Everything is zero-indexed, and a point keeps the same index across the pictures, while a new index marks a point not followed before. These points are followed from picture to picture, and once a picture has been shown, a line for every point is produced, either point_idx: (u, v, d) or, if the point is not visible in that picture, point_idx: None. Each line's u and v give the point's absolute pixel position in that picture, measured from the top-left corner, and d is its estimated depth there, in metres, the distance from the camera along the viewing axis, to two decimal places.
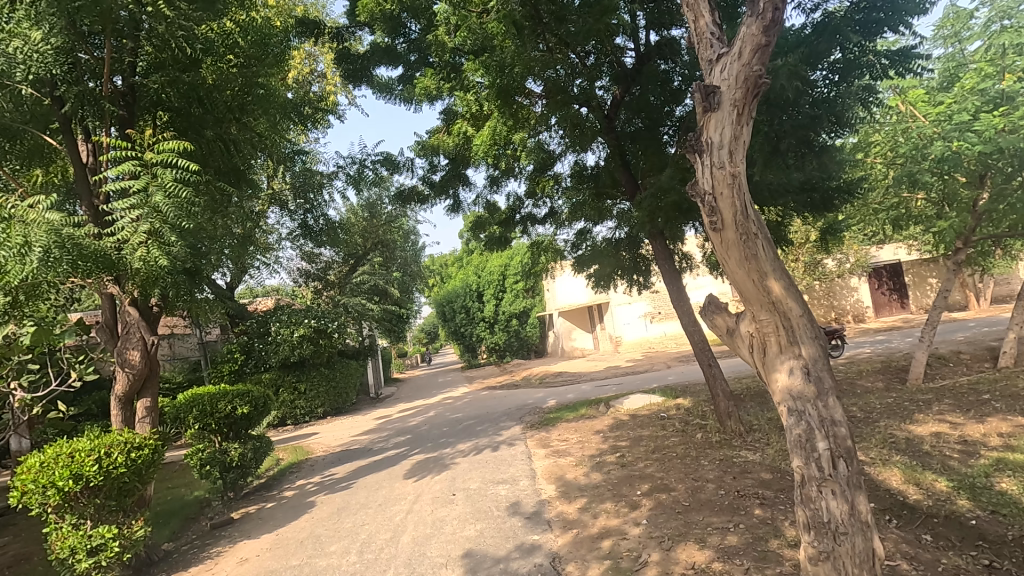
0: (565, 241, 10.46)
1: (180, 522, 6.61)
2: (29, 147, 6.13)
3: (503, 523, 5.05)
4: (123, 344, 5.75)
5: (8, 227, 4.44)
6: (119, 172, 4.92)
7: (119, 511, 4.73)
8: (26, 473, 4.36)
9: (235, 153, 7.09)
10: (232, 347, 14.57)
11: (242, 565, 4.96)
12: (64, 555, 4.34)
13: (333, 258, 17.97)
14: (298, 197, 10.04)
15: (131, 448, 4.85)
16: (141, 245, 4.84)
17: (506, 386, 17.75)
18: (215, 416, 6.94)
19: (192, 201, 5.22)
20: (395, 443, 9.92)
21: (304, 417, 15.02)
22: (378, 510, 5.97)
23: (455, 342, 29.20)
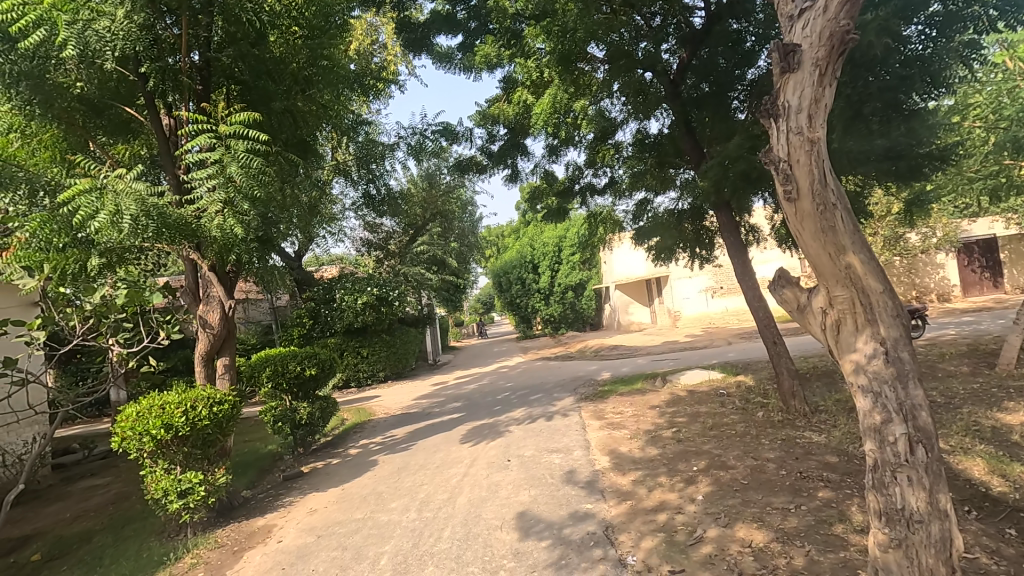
0: (625, 213, 10.22)
1: (257, 471, 7.15)
2: (116, 122, 6.50)
3: (556, 491, 5.13)
4: (205, 307, 6.18)
5: (100, 196, 4.82)
6: (196, 144, 5.19)
7: (204, 458, 5.16)
8: (124, 421, 4.82)
9: (301, 125, 7.30)
10: (301, 312, 15.50)
11: (312, 515, 5.31)
12: (158, 495, 4.82)
13: (394, 228, 18.27)
14: (361, 168, 10.08)
15: (213, 402, 5.23)
16: (219, 214, 5.14)
17: (560, 357, 17.82)
18: (287, 375, 7.40)
19: (263, 172, 5.47)
20: (451, 409, 10.22)
21: (367, 380, 15.68)
22: (436, 471, 6.21)
23: (511, 312, 29.49)
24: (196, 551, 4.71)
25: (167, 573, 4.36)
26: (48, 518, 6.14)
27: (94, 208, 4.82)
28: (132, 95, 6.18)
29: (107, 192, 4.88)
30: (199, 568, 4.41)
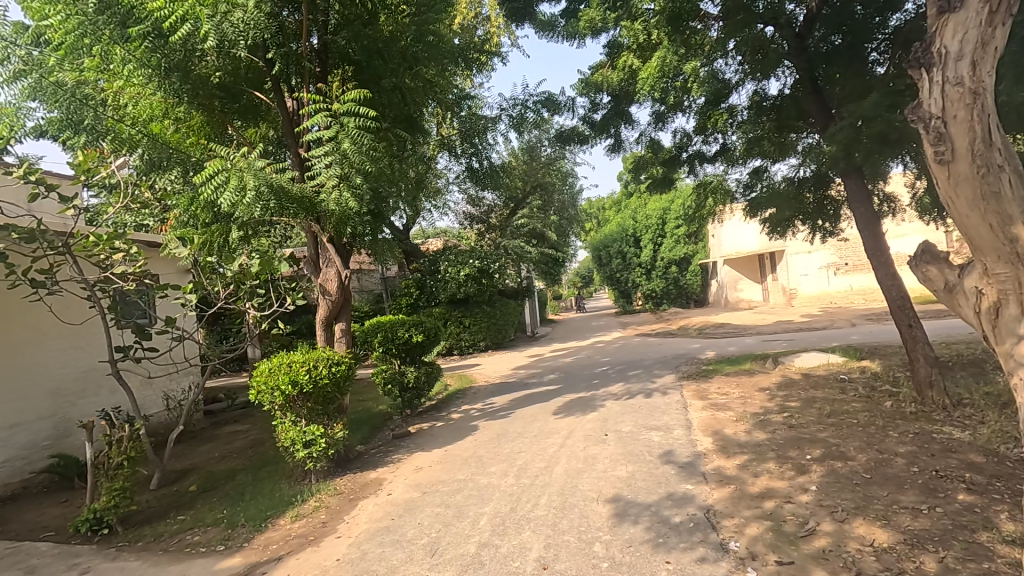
0: (737, 181, 9.56)
1: (369, 428, 7.75)
2: (248, 105, 7.02)
3: (655, 469, 5.04)
4: (324, 275, 6.75)
5: (231, 175, 5.40)
6: (314, 123, 5.57)
7: (325, 414, 5.66)
8: (260, 376, 5.44)
9: (409, 101, 7.52)
10: (408, 282, 16.38)
11: (418, 473, 5.66)
12: (288, 444, 5.38)
13: (495, 202, 18.58)
14: (464, 143, 10.27)
15: (332, 363, 5.72)
16: (335, 188, 5.50)
17: (661, 334, 17.26)
18: (396, 341, 7.89)
19: (374, 148, 5.78)
20: (549, 380, 10.35)
21: (468, 348, 16.29)
22: (534, 440, 6.34)
23: (611, 286, 29.02)
24: (319, 496, 5.23)
25: (296, 513, 4.89)
26: (201, 456, 7.12)
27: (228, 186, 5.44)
28: (259, 79, 6.66)
29: (234, 169, 5.44)
30: (321, 511, 4.89)
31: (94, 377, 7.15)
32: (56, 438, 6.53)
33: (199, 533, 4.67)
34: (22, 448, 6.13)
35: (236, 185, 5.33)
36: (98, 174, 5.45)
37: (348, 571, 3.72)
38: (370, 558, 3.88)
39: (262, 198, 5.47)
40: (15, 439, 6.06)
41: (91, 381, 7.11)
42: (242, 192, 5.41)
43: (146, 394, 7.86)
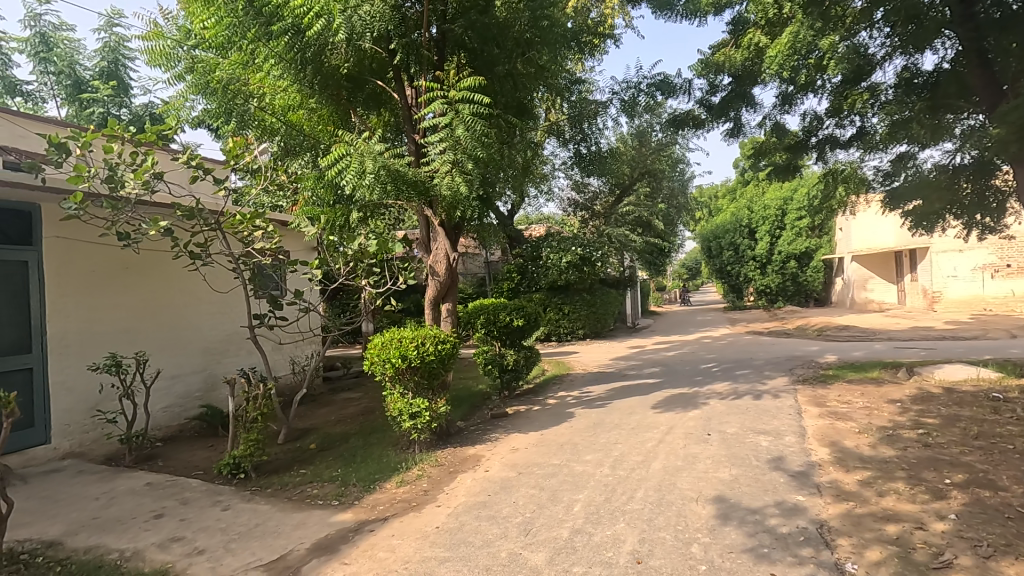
0: (875, 169, 8.57)
1: (469, 406, 8.03)
2: (370, 93, 7.42)
3: (762, 475, 4.75)
4: (433, 258, 7.01)
5: (353, 159, 5.77)
6: (431, 110, 5.81)
7: (430, 389, 5.96)
8: (373, 348, 5.83)
9: (520, 87, 7.58)
10: (511, 267, 16.69)
11: (514, 454, 5.79)
12: (395, 414, 5.75)
13: (601, 188, 18.36)
14: (573, 128, 10.23)
15: (438, 341, 5.96)
16: (447, 173, 5.79)
17: (774, 334, 16.10)
18: (497, 325, 8.06)
19: (486, 133, 5.92)
20: (649, 373, 10.08)
21: (567, 336, 16.24)
22: (631, 433, 6.23)
23: (719, 280, 27.50)
24: (422, 465, 5.54)
25: (401, 479, 5.23)
26: (320, 418, 7.81)
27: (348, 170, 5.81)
28: (382, 70, 7.05)
29: (355, 154, 5.81)
30: (423, 480, 5.18)
31: (236, 340, 8.09)
32: (205, 391, 7.49)
33: (317, 487, 5.15)
34: (179, 397, 7.10)
35: (356, 169, 5.69)
36: (244, 159, 6.10)
37: (446, 538, 3.92)
38: (467, 529, 4.05)
39: (381, 180, 5.83)
40: (174, 389, 7.04)
41: (233, 343, 8.04)
42: (362, 176, 5.77)
43: (277, 357, 8.78)
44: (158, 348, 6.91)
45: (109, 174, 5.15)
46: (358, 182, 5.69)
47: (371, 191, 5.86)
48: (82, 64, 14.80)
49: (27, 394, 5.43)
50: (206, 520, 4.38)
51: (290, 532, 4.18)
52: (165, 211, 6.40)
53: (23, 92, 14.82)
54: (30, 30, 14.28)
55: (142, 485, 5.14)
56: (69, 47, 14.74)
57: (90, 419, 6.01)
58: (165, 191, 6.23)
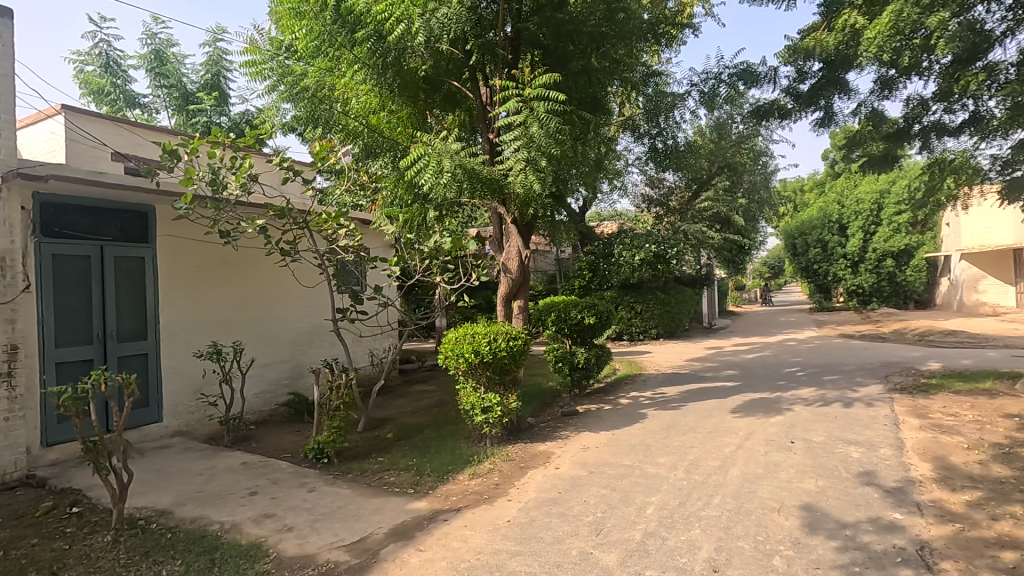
0: (991, 157, 7.74)
1: (540, 403, 8.05)
2: (447, 95, 7.58)
3: (853, 489, 4.44)
4: (505, 254, 7.10)
5: (430, 159, 5.92)
6: (506, 109, 5.87)
7: (501, 384, 6.04)
8: (447, 343, 5.99)
9: (594, 83, 7.49)
10: (582, 264, 16.58)
11: (585, 452, 5.76)
12: (467, 407, 5.89)
13: (676, 183, 17.82)
14: (649, 123, 9.99)
15: (510, 337, 6.03)
16: (522, 171, 5.82)
17: (867, 338, 14.95)
18: (569, 322, 8.05)
19: (560, 130, 5.92)
20: (726, 376, 9.68)
21: (639, 335, 15.89)
22: (707, 437, 6.02)
23: (805, 279, 25.89)
24: (494, 459, 5.64)
25: (473, 471, 5.35)
26: (396, 409, 8.12)
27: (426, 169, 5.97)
28: (458, 70, 7.15)
29: (433, 154, 5.96)
30: (495, 473, 5.27)
31: (320, 332, 8.56)
32: (293, 379, 8.00)
33: (394, 475, 5.36)
34: (270, 384, 7.66)
35: (434, 168, 5.84)
36: (329, 161, 6.43)
37: (517, 532, 3.97)
38: (537, 524, 4.08)
39: (457, 179, 5.96)
40: (266, 376, 7.59)
41: (318, 335, 8.52)
42: (439, 175, 5.92)
43: (357, 350, 9.22)
44: (253, 338, 7.46)
45: (212, 178, 5.60)
46: (436, 181, 5.84)
47: (449, 191, 5.99)
48: (189, 77, 16.23)
49: (143, 376, 6.11)
50: (294, 500, 4.70)
51: (369, 516, 4.39)
52: (259, 211, 6.85)
53: (141, 104, 16.45)
54: (148, 48, 15.84)
55: (238, 464, 5.58)
56: (178, 62, 16.22)
57: (195, 402, 6.59)
58: (260, 193, 6.67)
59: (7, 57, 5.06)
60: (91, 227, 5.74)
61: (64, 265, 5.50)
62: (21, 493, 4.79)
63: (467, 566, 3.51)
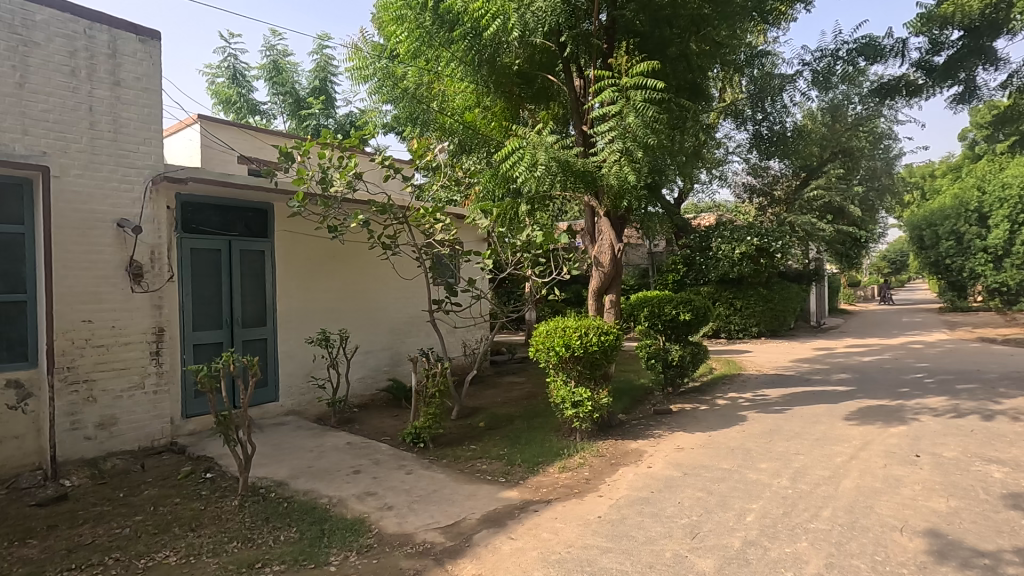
0: None
1: (631, 399, 7.88)
2: (541, 88, 7.59)
3: (993, 512, 3.92)
4: (598, 248, 7.02)
5: (525, 152, 5.98)
6: (602, 99, 5.79)
7: (592, 379, 5.98)
8: (538, 336, 6.03)
9: (694, 68, 7.19)
10: (676, 258, 16.00)
11: (679, 453, 5.57)
12: (558, 401, 5.91)
13: (782, 172, 16.65)
14: (754, 108, 9.39)
15: (601, 331, 5.94)
16: (616, 162, 5.67)
17: (1014, 343, 13.10)
18: (662, 318, 7.81)
19: (657, 119, 5.78)
20: (838, 380, 8.91)
21: (738, 333, 15.06)
22: (815, 444, 5.60)
23: (934, 275, 23.17)
24: (584, 454, 5.61)
25: (563, 464, 5.35)
26: (487, 399, 8.31)
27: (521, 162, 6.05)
28: (551, 63, 7.15)
29: (528, 147, 6.01)
30: (585, 468, 5.24)
31: (418, 322, 8.95)
32: (392, 366, 8.44)
33: (486, 463, 5.50)
34: (371, 370, 8.15)
35: (529, 161, 5.90)
36: (427, 157, 6.69)
37: (608, 529, 3.92)
38: (629, 523, 4.01)
39: (551, 172, 5.96)
40: (368, 362, 8.09)
41: (415, 325, 8.91)
42: (534, 168, 5.97)
43: (450, 340, 9.53)
44: (356, 326, 7.96)
45: (322, 176, 6.04)
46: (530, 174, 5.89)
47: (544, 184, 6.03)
48: (301, 83, 17.56)
49: (264, 358, 6.73)
50: (393, 481, 4.96)
51: (463, 501, 4.54)
52: (361, 207, 7.18)
53: (261, 111, 18.05)
54: (267, 59, 17.34)
55: (344, 443, 5.98)
56: (292, 70, 17.60)
57: (307, 384, 7.17)
58: (364, 189, 7.05)
59: (155, 73, 5.72)
60: (221, 223, 6.39)
61: (200, 258, 6.16)
62: (166, 457, 5.47)
63: (557, 558, 3.53)
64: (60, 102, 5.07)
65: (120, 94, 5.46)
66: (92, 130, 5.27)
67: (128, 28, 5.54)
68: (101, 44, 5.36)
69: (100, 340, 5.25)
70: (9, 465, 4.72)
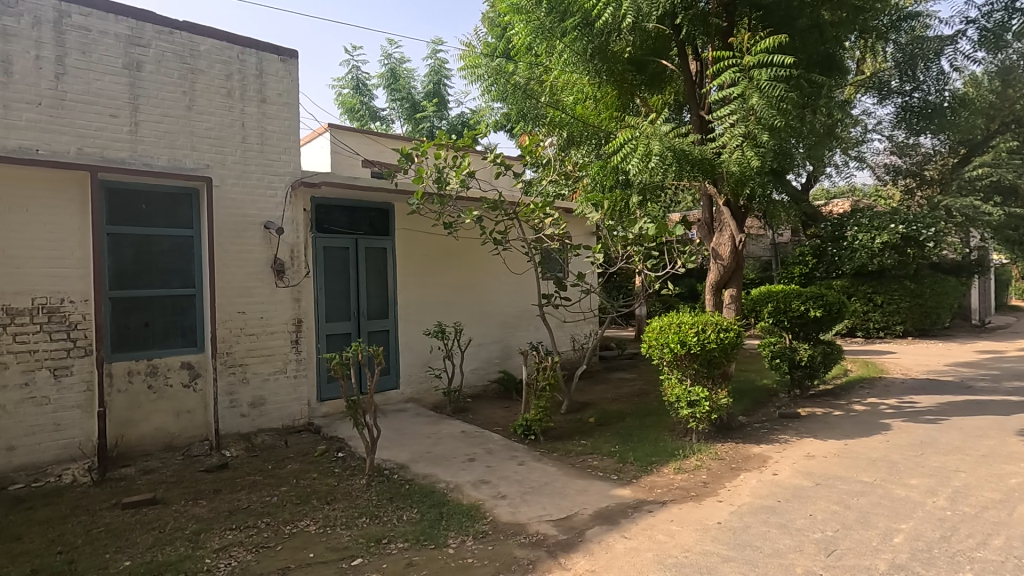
0: None
1: (752, 401, 7.40)
2: (653, 74, 7.27)
3: None
4: (717, 239, 6.66)
5: (639, 142, 5.81)
6: (721, 82, 5.50)
7: (709, 377, 5.68)
8: (651, 332, 5.83)
9: (829, 38, 6.49)
10: (804, 249, 14.72)
11: (809, 461, 5.12)
12: (672, 400, 5.67)
13: (936, 148, 14.59)
14: (902, 77, 8.32)
15: (720, 329, 5.62)
16: (738, 147, 5.36)
17: None
18: (788, 314, 7.24)
19: (785, 98, 5.33)
20: (1009, 388, 7.66)
21: (878, 332, 13.47)
22: (981, 462, 4.85)
23: None
24: (701, 456, 5.35)
25: (678, 465, 5.15)
26: (597, 395, 8.22)
27: (634, 153, 5.91)
28: (666, 47, 6.88)
29: (642, 137, 5.84)
30: (703, 471, 5.00)
31: (528, 316, 9.08)
32: (503, 358, 8.65)
33: (597, 459, 5.45)
34: (483, 362, 8.40)
35: (642, 151, 5.72)
36: (536, 153, 6.72)
37: (729, 537, 3.70)
38: (753, 532, 3.76)
39: (666, 162, 5.72)
40: (480, 354, 8.35)
41: (525, 319, 9.04)
42: (648, 159, 5.76)
43: (560, 334, 9.56)
44: (470, 320, 8.25)
45: (438, 176, 6.30)
46: (644, 165, 5.71)
47: (660, 176, 5.80)
48: (416, 88, 18.52)
49: (386, 348, 7.21)
50: (506, 471, 5.08)
51: (575, 495, 4.53)
52: (475, 204, 7.44)
53: (381, 118, 19.30)
54: (386, 67, 18.48)
55: (459, 432, 6.23)
56: (408, 76, 18.58)
57: (425, 373, 7.57)
58: (476, 187, 7.25)
59: (294, 89, 6.32)
60: (349, 223, 6.92)
61: (332, 256, 6.73)
62: (305, 436, 6.06)
63: (674, 563, 3.40)
64: (219, 120, 5.78)
65: (266, 110, 6.11)
66: (244, 143, 5.95)
67: (272, 50, 6.17)
68: (251, 67, 6.02)
69: (251, 329, 5.94)
70: (183, 435, 5.50)
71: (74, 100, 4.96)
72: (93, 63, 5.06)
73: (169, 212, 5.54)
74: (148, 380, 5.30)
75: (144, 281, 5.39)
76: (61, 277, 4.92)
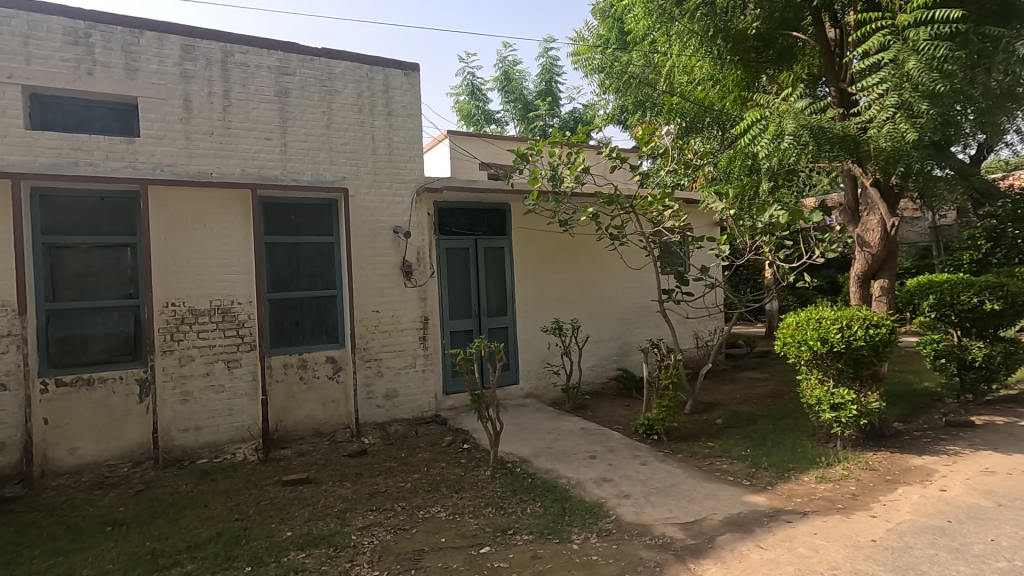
0: None
1: (911, 405, 6.52)
2: (783, 49, 6.69)
3: None
4: (863, 224, 5.97)
5: (771, 122, 5.44)
6: (866, 48, 4.94)
7: (856, 378, 5.11)
8: (786, 328, 5.38)
9: None
10: (976, 232, 12.70)
11: (988, 477, 4.40)
12: (812, 402, 5.22)
13: None
14: None
15: (870, 324, 5.04)
16: (888, 120, 4.81)
17: None
18: (955, 307, 6.27)
19: (952, 57, 4.61)
20: None
21: None
22: None
23: None
24: (848, 464, 4.84)
25: (822, 474, 4.70)
26: (725, 395, 7.76)
27: (764, 134, 5.53)
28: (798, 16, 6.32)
29: (773, 117, 5.45)
30: (851, 481, 4.52)
31: (647, 312, 8.82)
32: (622, 355, 8.49)
33: (727, 463, 5.15)
34: (601, 359, 8.30)
35: (774, 132, 5.34)
36: (652, 143, 6.50)
37: (887, 557, 3.31)
38: (916, 554, 3.32)
39: (801, 142, 5.26)
40: (598, 351, 8.27)
41: (644, 315, 8.79)
42: (780, 139, 5.35)
43: (682, 331, 9.18)
44: (588, 316, 8.21)
45: (553, 174, 6.34)
46: (776, 146, 5.32)
47: (796, 157, 5.36)
48: (529, 88, 18.76)
49: (506, 345, 7.42)
50: (629, 470, 4.99)
51: (703, 500, 4.32)
52: (591, 199, 7.38)
53: (496, 120, 19.82)
54: (500, 70, 18.94)
55: (579, 428, 6.23)
56: (521, 77, 18.88)
57: (543, 369, 7.67)
58: (592, 182, 7.19)
59: (417, 101, 6.71)
60: (469, 224, 7.21)
61: (454, 256, 7.07)
62: (434, 427, 6.43)
63: None
64: (353, 135, 6.31)
65: (392, 122, 6.56)
66: (374, 155, 6.44)
67: (396, 66, 6.60)
68: (379, 83, 6.50)
69: (384, 326, 6.41)
70: (330, 423, 6.10)
71: (238, 128, 5.70)
72: (252, 94, 5.78)
73: (314, 221, 6.17)
74: (300, 372, 5.95)
75: (295, 284, 6.06)
76: (231, 282, 5.68)
